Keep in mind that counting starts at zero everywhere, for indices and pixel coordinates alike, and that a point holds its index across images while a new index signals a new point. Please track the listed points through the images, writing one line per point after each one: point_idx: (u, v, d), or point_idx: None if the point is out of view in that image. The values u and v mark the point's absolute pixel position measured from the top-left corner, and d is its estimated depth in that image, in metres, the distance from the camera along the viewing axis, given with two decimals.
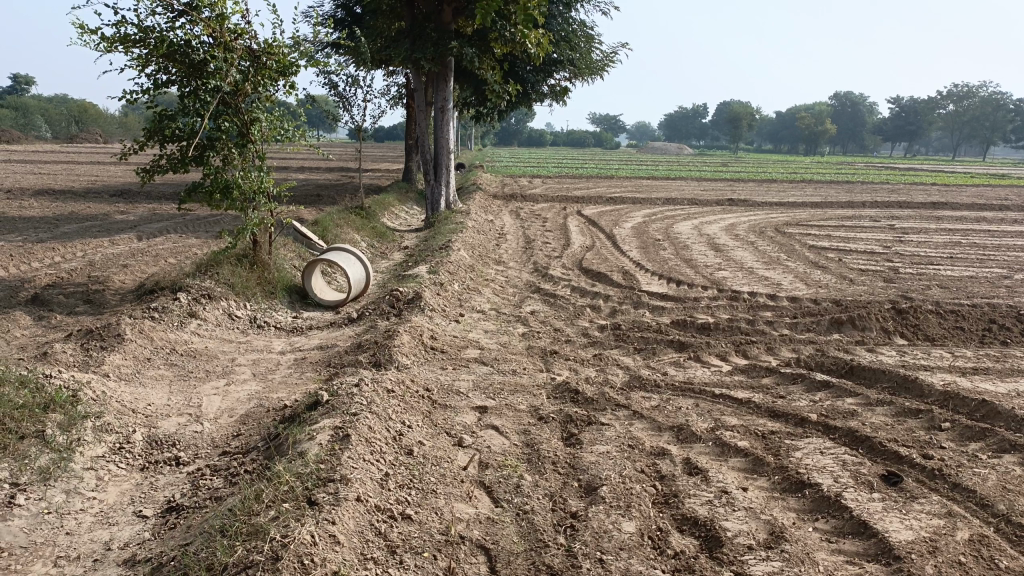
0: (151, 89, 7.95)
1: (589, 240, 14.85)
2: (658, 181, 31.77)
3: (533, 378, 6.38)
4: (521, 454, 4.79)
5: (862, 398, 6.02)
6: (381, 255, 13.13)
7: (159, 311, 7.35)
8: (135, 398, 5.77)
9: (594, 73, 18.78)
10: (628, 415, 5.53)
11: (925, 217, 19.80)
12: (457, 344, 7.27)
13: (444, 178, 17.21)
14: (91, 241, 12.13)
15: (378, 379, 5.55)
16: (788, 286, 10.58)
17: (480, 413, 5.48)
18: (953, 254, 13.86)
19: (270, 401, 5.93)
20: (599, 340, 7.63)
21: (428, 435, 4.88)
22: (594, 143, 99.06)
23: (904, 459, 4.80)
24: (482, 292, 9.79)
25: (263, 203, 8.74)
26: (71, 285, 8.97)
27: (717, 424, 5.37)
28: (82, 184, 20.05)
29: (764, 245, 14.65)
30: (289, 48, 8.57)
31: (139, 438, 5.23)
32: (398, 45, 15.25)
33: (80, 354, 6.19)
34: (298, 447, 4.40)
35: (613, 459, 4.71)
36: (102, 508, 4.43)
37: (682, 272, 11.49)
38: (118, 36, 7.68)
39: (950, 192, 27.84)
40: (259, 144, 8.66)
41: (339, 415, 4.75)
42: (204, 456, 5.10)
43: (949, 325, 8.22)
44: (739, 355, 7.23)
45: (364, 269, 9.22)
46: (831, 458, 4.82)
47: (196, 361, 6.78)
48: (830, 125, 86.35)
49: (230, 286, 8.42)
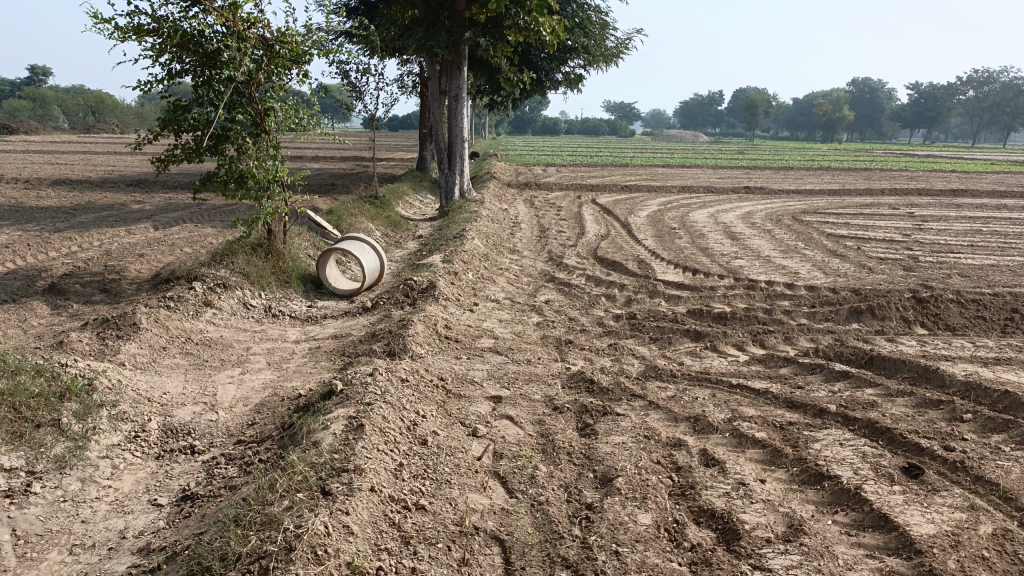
0: (165, 79, 7.94)
1: (604, 229, 14.77)
2: (673, 169, 31.56)
3: (548, 368, 6.34)
4: (536, 444, 4.76)
5: (882, 389, 5.94)
6: (395, 243, 13.12)
7: (174, 300, 7.36)
8: (151, 386, 5.79)
9: (608, 60, 18.62)
10: (644, 406, 5.48)
11: (945, 205, 19.53)
12: (472, 334, 7.23)
13: (459, 166, 17.14)
14: (108, 230, 12.20)
15: (393, 368, 5.52)
16: (805, 274, 10.45)
17: (494, 403, 5.45)
18: (974, 242, 13.65)
19: (284, 390, 5.93)
20: (614, 329, 7.58)
21: (442, 425, 4.86)
22: (609, 131, 98.60)
23: (926, 451, 4.73)
24: (497, 282, 9.75)
25: (277, 192, 8.73)
26: (87, 274, 9.01)
27: (734, 415, 5.31)
28: (98, 174, 20.18)
29: (782, 233, 14.51)
30: (302, 36, 8.51)
31: (154, 426, 5.25)
32: (412, 33, 15.17)
33: (96, 343, 6.22)
34: (312, 437, 4.38)
35: (629, 450, 4.66)
36: (117, 497, 4.44)
37: (698, 261, 11.39)
38: (132, 26, 7.66)
39: (971, 179, 27.43)
40: (273, 133, 8.64)
41: (353, 404, 4.73)
42: (219, 445, 5.11)
43: (971, 314, 8.09)
44: (756, 345, 7.16)
45: (378, 257, 9.19)
46: (851, 450, 4.75)
47: (211, 350, 6.80)
48: (848, 112, 85.39)
49: (245, 274, 8.43)
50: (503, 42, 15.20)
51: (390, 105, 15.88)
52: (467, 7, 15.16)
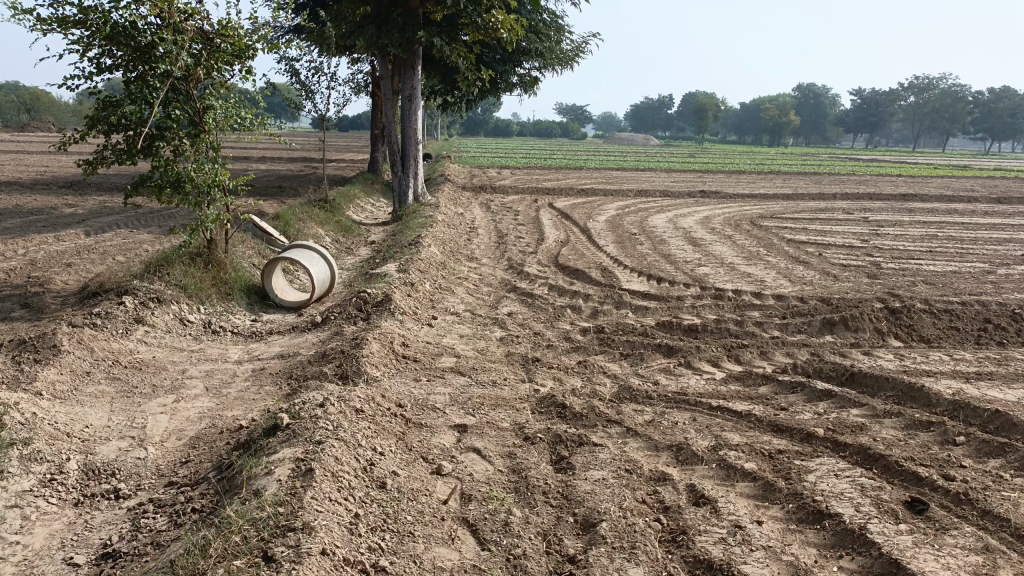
0: (95, 75, 7.23)
1: (563, 234, 14.39)
2: (628, 172, 31.40)
3: (515, 390, 5.87)
4: (507, 483, 4.28)
5: (868, 409, 5.62)
6: (346, 250, 12.52)
7: (102, 317, 6.71)
8: (72, 419, 5.16)
9: (564, 63, 18.29)
10: (621, 433, 5.05)
11: (898, 209, 19.66)
12: (431, 352, 6.72)
13: (412, 170, 16.50)
14: (35, 237, 11.36)
15: (345, 397, 4.97)
16: (772, 282, 10.21)
17: (459, 433, 4.96)
18: (932, 248, 13.61)
19: (224, 420, 5.35)
20: (582, 344, 7.14)
21: (403, 463, 4.35)
22: (562, 133, 99.27)
23: (926, 481, 4.39)
24: (455, 292, 9.27)
25: (218, 197, 8.10)
26: (7, 287, 8.25)
27: (719, 442, 4.91)
28: (28, 176, 19.05)
29: (743, 239, 14.30)
30: (246, 29, 7.88)
31: (73, 467, 4.63)
32: (363, 31, 14.54)
33: (11, 369, 5.56)
34: (253, 484, 3.82)
35: (611, 488, 4.21)
36: (25, 555, 3.81)
37: (662, 268, 11.06)
38: (55, 17, 6.95)
39: (918, 183, 27.87)
40: (214, 134, 7.95)
41: (300, 443, 4.17)
42: (148, 488, 4.52)
43: (944, 325, 7.87)
44: (731, 360, 6.79)
45: (329, 267, 8.63)
46: (848, 483, 4.39)
47: (141, 374, 6.15)
48: (794, 117, 86.93)
49: (182, 287, 7.77)
50: (458, 42, 14.69)
51: (342, 105, 15.25)
52: (421, 4, 14.57)
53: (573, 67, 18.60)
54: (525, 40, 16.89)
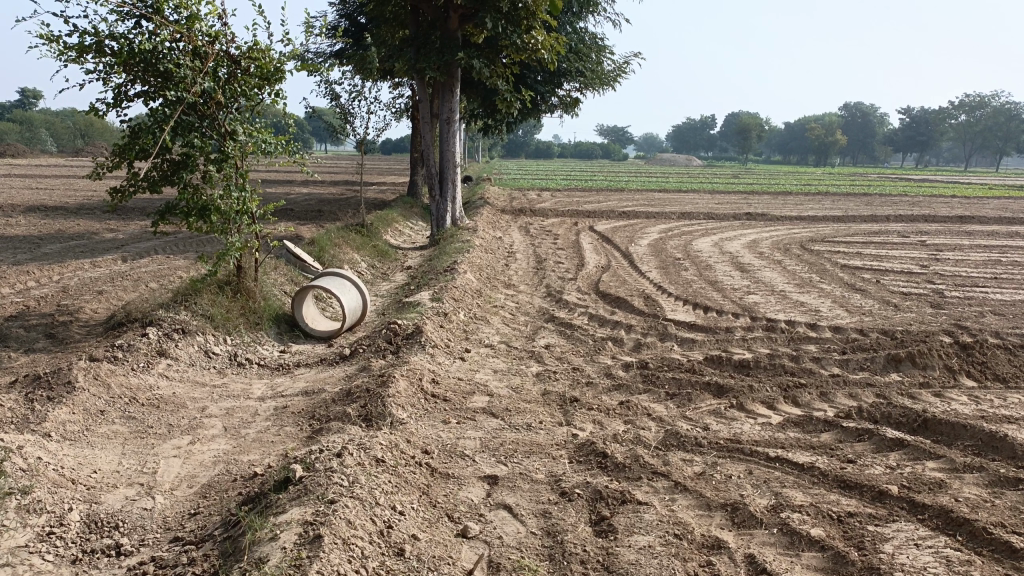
0: (117, 102, 7.04)
1: (604, 260, 13.89)
2: (671, 193, 30.79)
3: (552, 435, 5.41)
4: (541, 548, 3.84)
5: (945, 462, 5.04)
6: (381, 276, 12.21)
7: (123, 350, 6.45)
8: (80, 463, 4.86)
9: (605, 84, 17.89)
10: (668, 488, 4.56)
11: (955, 232, 18.74)
12: (463, 390, 6.30)
13: (450, 193, 16.14)
14: (71, 263, 11.25)
15: (366, 445, 4.56)
16: (827, 312, 9.58)
17: (490, 486, 4.53)
18: (998, 274, 12.81)
19: (239, 466, 5.01)
20: (625, 382, 6.65)
21: (424, 523, 3.94)
22: (602, 155, 98.93)
23: (1021, 552, 3.82)
24: (491, 322, 8.86)
25: (246, 224, 7.81)
26: (36, 316, 8.07)
27: (780, 502, 4.38)
28: (75, 201, 19.21)
29: (793, 264, 13.65)
30: (274, 51, 7.65)
31: (75, 519, 4.30)
32: (402, 54, 14.34)
33: (22, 408, 5.30)
34: (255, 552, 3.45)
35: (658, 559, 3.72)
36: None
37: (709, 297, 10.49)
38: (77, 46, 6.78)
39: (975, 204, 26.85)
40: (241, 160, 7.66)
41: (311, 502, 3.79)
42: (152, 544, 4.15)
43: (1021, 362, 7.19)
44: (788, 403, 6.23)
45: (360, 295, 8.29)
46: (931, 555, 3.83)
47: (158, 413, 5.84)
48: (841, 137, 85.31)
49: (208, 317, 7.48)
50: (498, 64, 14.39)
51: (380, 128, 15.04)
52: (460, 26, 14.26)
53: (616, 87, 18.20)
54: (565, 62, 16.55)
